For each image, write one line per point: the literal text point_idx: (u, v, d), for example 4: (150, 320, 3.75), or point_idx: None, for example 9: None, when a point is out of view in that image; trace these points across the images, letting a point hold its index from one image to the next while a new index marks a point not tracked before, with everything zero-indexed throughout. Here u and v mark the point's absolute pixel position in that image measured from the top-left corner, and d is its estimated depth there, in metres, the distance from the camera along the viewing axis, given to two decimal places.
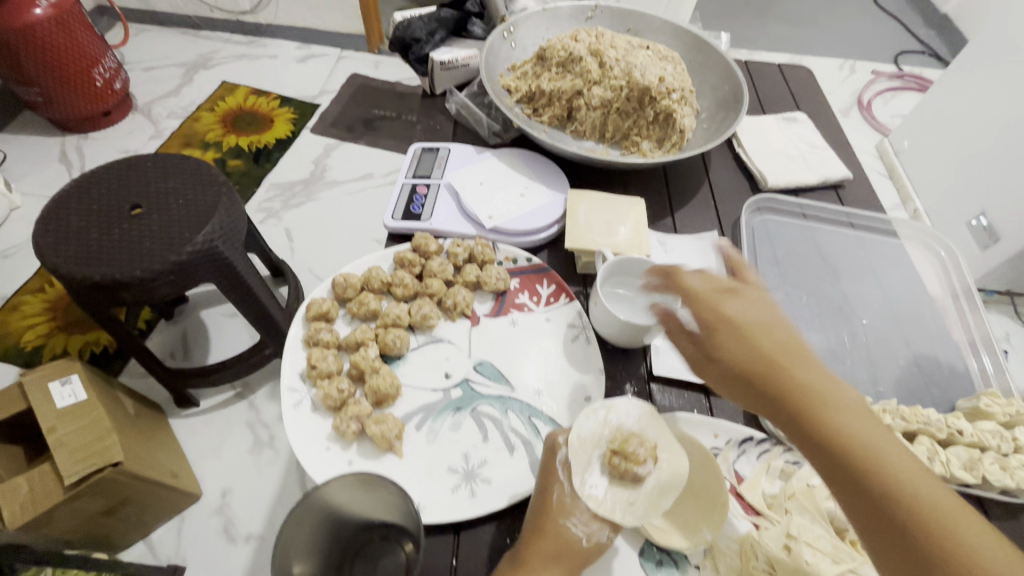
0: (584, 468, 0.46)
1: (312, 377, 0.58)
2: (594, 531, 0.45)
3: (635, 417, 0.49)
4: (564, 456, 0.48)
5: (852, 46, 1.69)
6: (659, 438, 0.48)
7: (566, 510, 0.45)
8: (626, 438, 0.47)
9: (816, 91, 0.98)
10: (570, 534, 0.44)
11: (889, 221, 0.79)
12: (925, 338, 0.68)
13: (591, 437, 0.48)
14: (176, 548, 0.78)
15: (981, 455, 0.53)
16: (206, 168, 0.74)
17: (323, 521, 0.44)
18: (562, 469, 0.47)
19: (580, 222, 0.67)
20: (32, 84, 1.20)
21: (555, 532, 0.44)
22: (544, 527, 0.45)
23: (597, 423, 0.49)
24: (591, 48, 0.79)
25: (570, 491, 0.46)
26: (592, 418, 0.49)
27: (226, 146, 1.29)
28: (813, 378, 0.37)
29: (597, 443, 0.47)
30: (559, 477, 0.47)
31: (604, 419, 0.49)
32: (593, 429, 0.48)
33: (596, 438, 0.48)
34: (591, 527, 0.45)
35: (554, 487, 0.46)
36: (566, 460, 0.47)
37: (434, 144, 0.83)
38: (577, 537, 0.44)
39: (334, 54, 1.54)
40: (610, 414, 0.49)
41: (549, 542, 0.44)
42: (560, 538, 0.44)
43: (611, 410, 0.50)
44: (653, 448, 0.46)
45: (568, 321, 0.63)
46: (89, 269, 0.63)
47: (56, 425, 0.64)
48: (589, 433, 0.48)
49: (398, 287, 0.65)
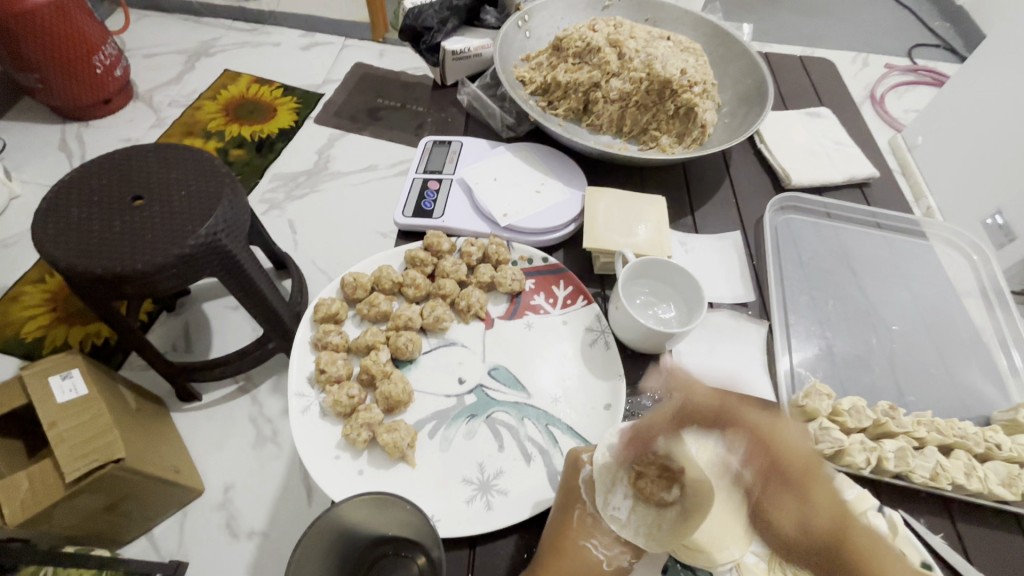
0: (607, 488, 0.43)
1: (321, 381, 0.56)
2: (616, 555, 0.43)
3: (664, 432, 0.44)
4: (586, 475, 0.46)
5: (866, 38, 1.64)
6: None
7: (586, 530, 0.43)
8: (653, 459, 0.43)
9: (839, 84, 0.94)
10: (590, 557, 0.43)
11: (916, 221, 0.76)
12: (957, 345, 0.65)
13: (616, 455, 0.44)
14: (178, 544, 0.76)
15: (1020, 470, 0.52)
16: (209, 159, 0.71)
17: (333, 540, 0.41)
18: (585, 488, 0.45)
19: (600, 222, 0.65)
20: (32, 70, 1.17)
21: (574, 553, 0.43)
22: (559, 546, 0.43)
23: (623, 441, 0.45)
24: (610, 39, 0.76)
25: (591, 512, 0.44)
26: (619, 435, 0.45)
27: (228, 135, 1.26)
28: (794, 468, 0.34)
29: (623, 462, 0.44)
30: (580, 496, 0.45)
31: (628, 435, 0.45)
32: (618, 447, 0.45)
33: (621, 456, 0.44)
34: (612, 550, 0.43)
35: (576, 506, 0.45)
36: (589, 478, 0.45)
37: (446, 137, 0.80)
38: (598, 560, 0.43)
39: (338, 42, 1.51)
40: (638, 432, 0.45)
41: (565, 561, 0.43)
42: (580, 560, 0.43)
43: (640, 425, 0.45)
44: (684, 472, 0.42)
45: (586, 325, 0.61)
46: (89, 261, 0.60)
47: (56, 420, 0.62)
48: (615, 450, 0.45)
49: (409, 288, 0.63)
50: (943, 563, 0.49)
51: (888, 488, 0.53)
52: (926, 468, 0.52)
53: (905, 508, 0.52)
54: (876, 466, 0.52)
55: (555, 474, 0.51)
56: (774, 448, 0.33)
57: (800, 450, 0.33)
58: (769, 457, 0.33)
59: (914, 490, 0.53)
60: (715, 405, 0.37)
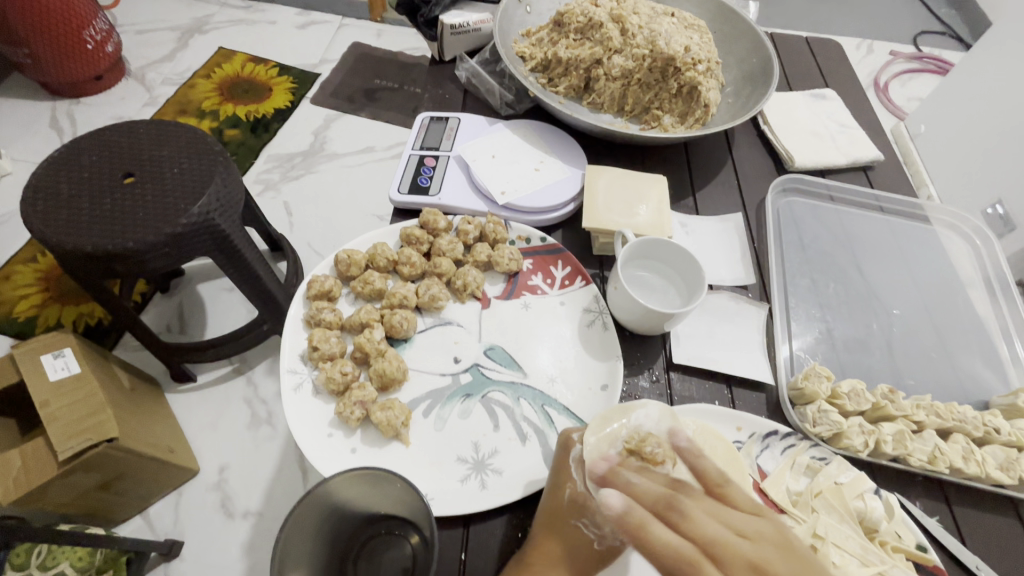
0: (599, 469, 0.42)
1: (313, 359, 0.55)
2: (607, 534, 0.42)
3: (655, 411, 0.44)
4: (576, 454, 0.45)
5: (871, 24, 1.61)
6: (681, 440, 0.43)
7: (575, 508, 0.43)
8: (644, 436, 0.42)
9: (846, 67, 0.92)
10: (581, 535, 0.42)
11: (920, 205, 0.75)
12: (958, 329, 0.65)
13: (608, 433, 0.43)
14: (174, 523, 0.76)
15: (1018, 455, 0.52)
16: (202, 136, 0.70)
17: (324, 517, 0.41)
18: (575, 467, 0.44)
19: (600, 200, 0.64)
20: (21, 45, 1.14)
21: (567, 533, 0.42)
22: (554, 527, 0.43)
23: (619, 416, 0.44)
24: (612, 14, 0.73)
25: (581, 490, 0.43)
26: (614, 411, 0.44)
27: (223, 115, 1.24)
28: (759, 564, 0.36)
29: (614, 440, 0.43)
30: (572, 476, 0.44)
31: (621, 417, 0.44)
32: (612, 424, 0.43)
33: (612, 437, 0.43)
34: (604, 529, 0.42)
35: (567, 484, 0.44)
36: (579, 457, 0.44)
37: (443, 113, 0.78)
38: (589, 538, 0.42)
39: (334, 21, 1.47)
40: (628, 413, 0.44)
41: (556, 543, 0.42)
42: (571, 539, 0.42)
43: (631, 406, 0.44)
44: (675, 448, 0.42)
45: (584, 306, 0.60)
46: (80, 238, 0.59)
47: (49, 399, 0.61)
48: (608, 426, 0.43)
49: (404, 266, 0.62)
50: (939, 546, 0.48)
51: (885, 471, 0.53)
52: (925, 452, 0.52)
53: (903, 491, 0.52)
54: (874, 449, 0.52)
55: (551, 454, 0.50)
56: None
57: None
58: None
59: (912, 475, 0.52)
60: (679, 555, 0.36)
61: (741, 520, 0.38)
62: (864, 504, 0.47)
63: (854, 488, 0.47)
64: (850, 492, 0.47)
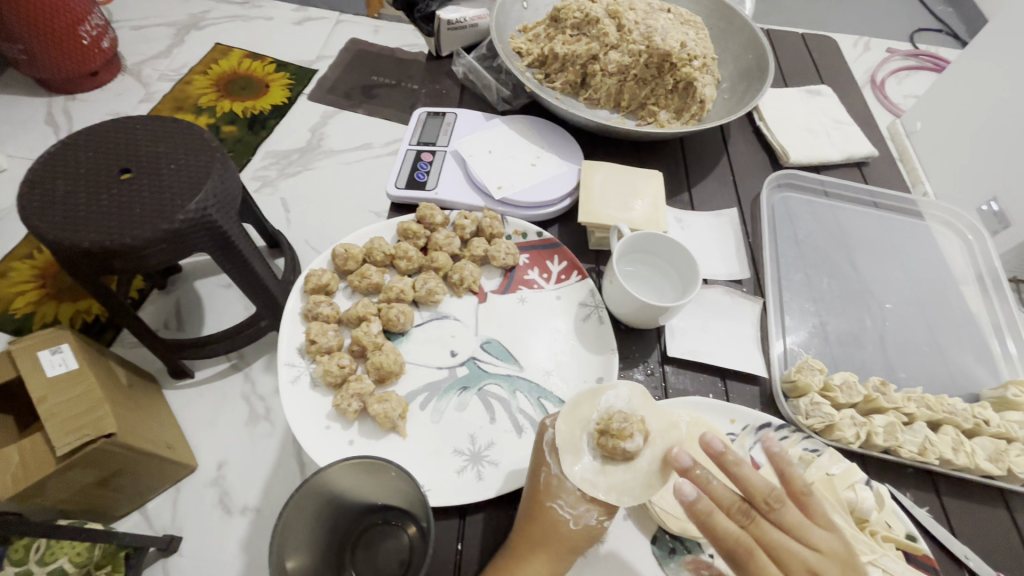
0: (572, 452, 0.44)
1: (311, 352, 0.55)
2: (582, 513, 0.43)
3: (625, 391, 0.46)
4: (550, 438, 0.46)
5: (869, 21, 1.62)
6: (651, 416, 0.45)
7: (552, 492, 0.43)
8: (610, 415, 0.44)
9: (843, 64, 0.93)
10: (557, 517, 0.43)
11: (913, 200, 0.76)
12: (949, 323, 0.65)
13: (580, 417, 0.46)
14: (172, 519, 0.76)
15: (1007, 446, 0.53)
16: (199, 132, 0.70)
17: (322, 505, 0.41)
18: (548, 451, 0.45)
19: (595, 195, 0.64)
20: (16, 41, 1.14)
21: (542, 514, 0.43)
22: (531, 510, 0.44)
23: (591, 399, 0.46)
24: (609, 10, 0.74)
25: (556, 473, 0.44)
26: (585, 396, 0.47)
27: (220, 111, 1.23)
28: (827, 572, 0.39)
29: (586, 422, 0.45)
30: (546, 459, 0.45)
31: (592, 400, 0.46)
32: (584, 408, 0.46)
33: (583, 419, 0.45)
34: (578, 509, 0.43)
35: (542, 469, 0.45)
36: (552, 440, 0.46)
37: (440, 108, 0.79)
38: (564, 519, 0.43)
39: (332, 17, 1.47)
40: (597, 397, 0.46)
41: (537, 527, 0.43)
42: (547, 521, 0.43)
43: (600, 390, 0.47)
44: (643, 422, 0.43)
45: (579, 300, 0.60)
46: (76, 235, 0.59)
47: (46, 395, 0.61)
48: (578, 410, 0.46)
49: (401, 260, 0.62)
50: (929, 537, 0.49)
51: (877, 463, 0.53)
52: (915, 444, 0.52)
53: (894, 483, 0.52)
54: (865, 440, 0.53)
55: None
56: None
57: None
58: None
59: (902, 466, 0.53)
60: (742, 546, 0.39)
61: (818, 536, 0.40)
62: (855, 494, 0.47)
63: (845, 479, 0.48)
64: (842, 483, 0.48)
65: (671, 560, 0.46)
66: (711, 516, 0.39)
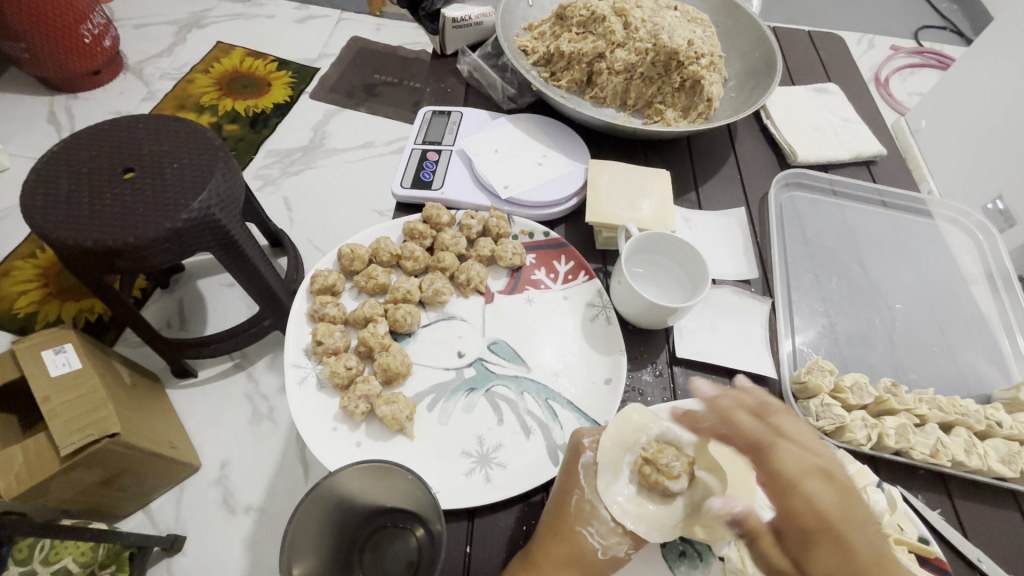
0: (612, 475, 0.44)
1: (318, 353, 0.55)
2: (612, 544, 0.42)
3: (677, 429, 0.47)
4: (587, 460, 0.45)
5: (873, 18, 1.61)
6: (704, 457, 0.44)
7: (584, 517, 0.43)
8: (660, 447, 0.45)
9: (849, 61, 0.92)
10: (585, 544, 0.42)
11: (922, 199, 0.75)
12: (960, 323, 0.65)
13: (622, 441, 0.46)
14: (176, 519, 0.76)
15: (1020, 448, 0.52)
16: (203, 131, 0.69)
17: (331, 508, 0.41)
18: (586, 474, 0.45)
19: (602, 194, 0.64)
20: (18, 39, 1.14)
21: (571, 539, 0.42)
22: (558, 532, 0.43)
23: (635, 427, 0.46)
24: (615, 7, 0.73)
25: (589, 498, 0.43)
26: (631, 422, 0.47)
27: (222, 110, 1.23)
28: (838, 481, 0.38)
29: (630, 447, 0.45)
30: (580, 482, 0.45)
31: (642, 426, 0.46)
32: (628, 433, 0.46)
33: (629, 443, 0.46)
34: (608, 540, 0.42)
35: (575, 490, 0.44)
36: (590, 463, 0.45)
37: (445, 107, 0.78)
38: (593, 548, 0.42)
39: (333, 15, 1.46)
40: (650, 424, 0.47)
41: (562, 547, 0.42)
42: (574, 546, 0.42)
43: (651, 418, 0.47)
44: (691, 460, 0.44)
45: (587, 301, 0.60)
46: (80, 234, 0.58)
47: (50, 394, 0.61)
48: (623, 435, 0.46)
49: (408, 260, 0.61)
50: (942, 540, 0.49)
51: (888, 465, 0.53)
52: (927, 445, 0.52)
53: (904, 484, 0.52)
54: (876, 442, 0.52)
55: (555, 448, 0.50)
56: (799, 503, 0.37)
57: (827, 507, 0.37)
58: (793, 509, 0.37)
59: (914, 467, 0.53)
60: (754, 444, 0.40)
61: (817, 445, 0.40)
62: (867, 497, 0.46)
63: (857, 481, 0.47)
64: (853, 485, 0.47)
65: (682, 564, 0.45)
66: (731, 412, 0.41)
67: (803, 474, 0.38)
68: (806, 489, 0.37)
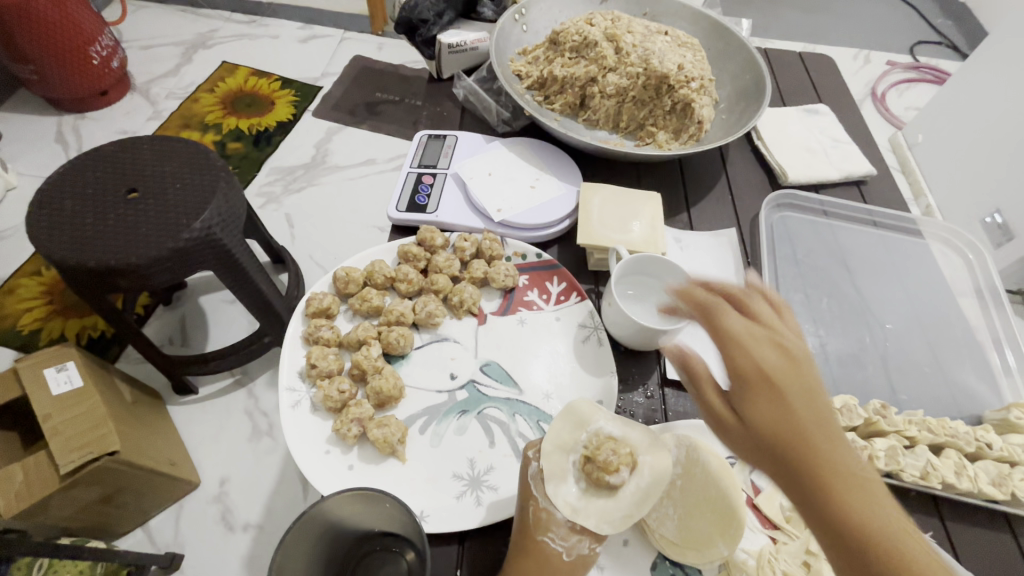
0: (559, 478, 0.45)
1: (312, 376, 0.56)
2: (574, 545, 0.43)
3: (611, 422, 0.49)
4: (534, 470, 0.46)
5: (868, 34, 1.63)
6: (637, 444, 0.47)
7: (543, 526, 0.43)
8: (599, 443, 0.46)
9: (839, 81, 0.94)
10: (549, 550, 0.42)
11: (912, 219, 0.76)
12: (951, 344, 0.65)
13: (562, 443, 0.48)
14: (174, 536, 0.76)
15: (1010, 470, 0.52)
16: (204, 152, 0.71)
17: (319, 535, 0.41)
18: (535, 484, 0.45)
19: (593, 218, 0.65)
20: (28, 62, 1.17)
21: (535, 549, 0.42)
22: (523, 544, 0.43)
23: (573, 427, 0.48)
24: (606, 33, 0.75)
25: (544, 506, 0.44)
26: (569, 422, 0.49)
27: (226, 128, 1.25)
28: (809, 395, 0.35)
29: (571, 447, 0.47)
30: (533, 493, 0.45)
31: (581, 425, 0.48)
32: (567, 434, 0.48)
33: (572, 444, 0.47)
34: (570, 540, 0.43)
35: (531, 502, 0.45)
36: (537, 473, 0.46)
37: (441, 131, 0.80)
38: (557, 552, 0.42)
39: (336, 35, 1.49)
40: (586, 424, 0.48)
41: (529, 561, 0.42)
42: (541, 556, 0.42)
43: (589, 415, 0.49)
44: (630, 455, 0.46)
45: (579, 322, 0.61)
46: (84, 254, 0.60)
47: (51, 413, 0.62)
48: (562, 437, 0.48)
49: (401, 283, 0.63)
50: None
51: None
52: (917, 467, 0.52)
53: None
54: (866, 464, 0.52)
55: None
56: (742, 362, 0.37)
57: (772, 367, 0.36)
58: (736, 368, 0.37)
59: (905, 489, 0.53)
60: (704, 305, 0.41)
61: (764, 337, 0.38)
62: None
63: None
64: None
65: None
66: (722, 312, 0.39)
67: (764, 379, 0.36)
68: (819, 458, 0.33)
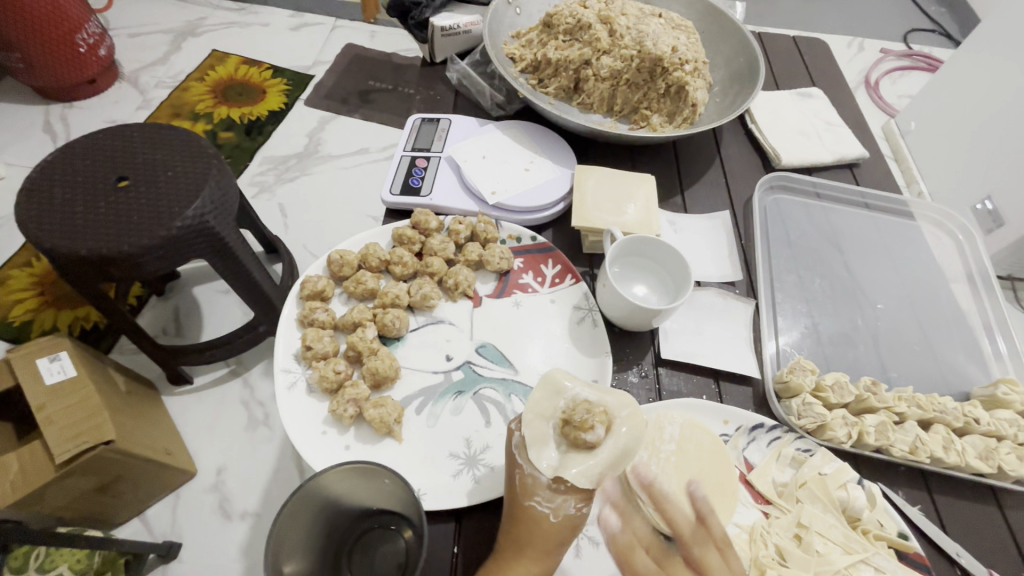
0: (540, 444, 0.44)
1: (307, 358, 0.56)
2: (560, 505, 0.43)
3: (590, 384, 0.47)
4: (518, 439, 0.46)
5: (863, 21, 1.62)
6: (615, 406, 0.45)
7: (529, 490, 0.44)
8: (575, 405, 0.45)
9: (834, 66, 0.94)
10: (537, 514, 0.43)
11: (904, 201, 0.76)
12: (941, 321, 0.66)
13: (542, 411, 0.46)
14: (172, 525, 0.77)
15: (997, 444, 0.54)
16: (196, 140, 0.70)
17: (319, 510, 0.42)
18: (519, 452, 0.45)
19: (589, 200, 0.65)
20: (14, 50, 1.14)
21: (524, 516, 0.43)
22: (514, 513, 0.44)
23: (551, 394, 0.46)
24: (600, 15, 0.74)
25: (529, 471, 0.44)
26: (548, 389, 0.47)
27: (217, 118, 1.24)
28: None
29: (550, 414, 0.45)
30: (518, 460, 0.45)
31: (562, 389, 0.46)
32: (546, 402, 0.46)
33: (549, 410, 0.46)
34: (556, 501, 0.43)
35: (517, 468, 0.45)
36: (521, 440, 0.46)
37: (434, 115, 0.79)
38: (545, 514, 0.43)
39: (328, 23, 1.48)
40: (562, 389, 0.46)
41: (521, 528, 0.43)
42: (530, 520, 0.43)
43: (565, 378, 0.47)
44: (606, 413, 0.44)
45: (574, 304, 0.61)
46: (74, 243, 0.59)
47: (44, 402, 0.61)
48: (541, 404, 0.46)
49: (396, 266, 0.62)
50: (922, 534, 0.50)
51: (869, 462, 0.54)
52: (905, 443, 0.53)
53: (886, 481, 0.53)
54: (857, 440, 0.53)
55: None
56: None
57: None
58: None
59: (893, 465, 0.54)
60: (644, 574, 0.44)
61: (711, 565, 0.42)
62: (847, 493, 0.48)
63: (837, 478, 0.49)
64: (835, 481, 0.49)
65: None
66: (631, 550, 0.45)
67: None
68: None
